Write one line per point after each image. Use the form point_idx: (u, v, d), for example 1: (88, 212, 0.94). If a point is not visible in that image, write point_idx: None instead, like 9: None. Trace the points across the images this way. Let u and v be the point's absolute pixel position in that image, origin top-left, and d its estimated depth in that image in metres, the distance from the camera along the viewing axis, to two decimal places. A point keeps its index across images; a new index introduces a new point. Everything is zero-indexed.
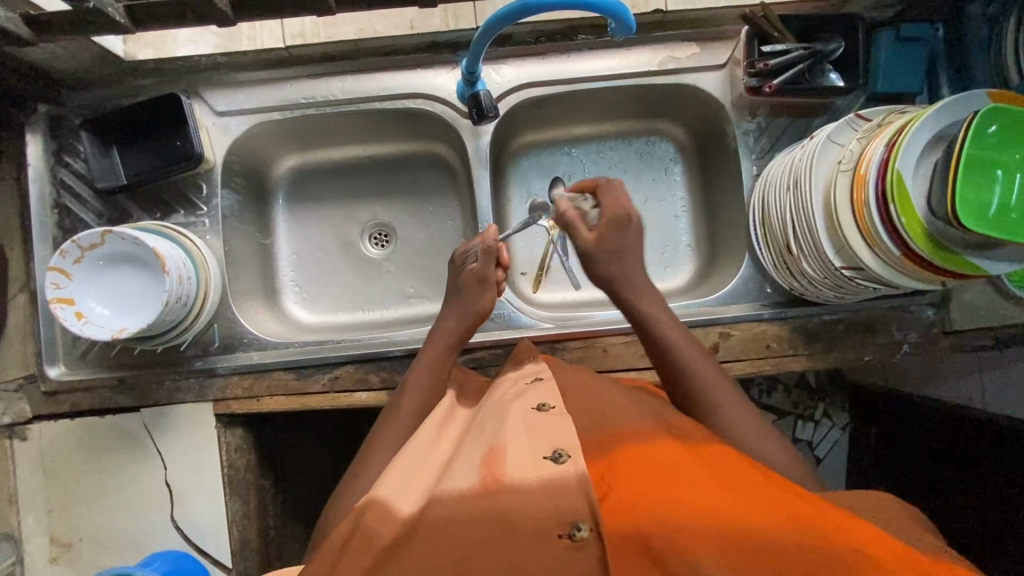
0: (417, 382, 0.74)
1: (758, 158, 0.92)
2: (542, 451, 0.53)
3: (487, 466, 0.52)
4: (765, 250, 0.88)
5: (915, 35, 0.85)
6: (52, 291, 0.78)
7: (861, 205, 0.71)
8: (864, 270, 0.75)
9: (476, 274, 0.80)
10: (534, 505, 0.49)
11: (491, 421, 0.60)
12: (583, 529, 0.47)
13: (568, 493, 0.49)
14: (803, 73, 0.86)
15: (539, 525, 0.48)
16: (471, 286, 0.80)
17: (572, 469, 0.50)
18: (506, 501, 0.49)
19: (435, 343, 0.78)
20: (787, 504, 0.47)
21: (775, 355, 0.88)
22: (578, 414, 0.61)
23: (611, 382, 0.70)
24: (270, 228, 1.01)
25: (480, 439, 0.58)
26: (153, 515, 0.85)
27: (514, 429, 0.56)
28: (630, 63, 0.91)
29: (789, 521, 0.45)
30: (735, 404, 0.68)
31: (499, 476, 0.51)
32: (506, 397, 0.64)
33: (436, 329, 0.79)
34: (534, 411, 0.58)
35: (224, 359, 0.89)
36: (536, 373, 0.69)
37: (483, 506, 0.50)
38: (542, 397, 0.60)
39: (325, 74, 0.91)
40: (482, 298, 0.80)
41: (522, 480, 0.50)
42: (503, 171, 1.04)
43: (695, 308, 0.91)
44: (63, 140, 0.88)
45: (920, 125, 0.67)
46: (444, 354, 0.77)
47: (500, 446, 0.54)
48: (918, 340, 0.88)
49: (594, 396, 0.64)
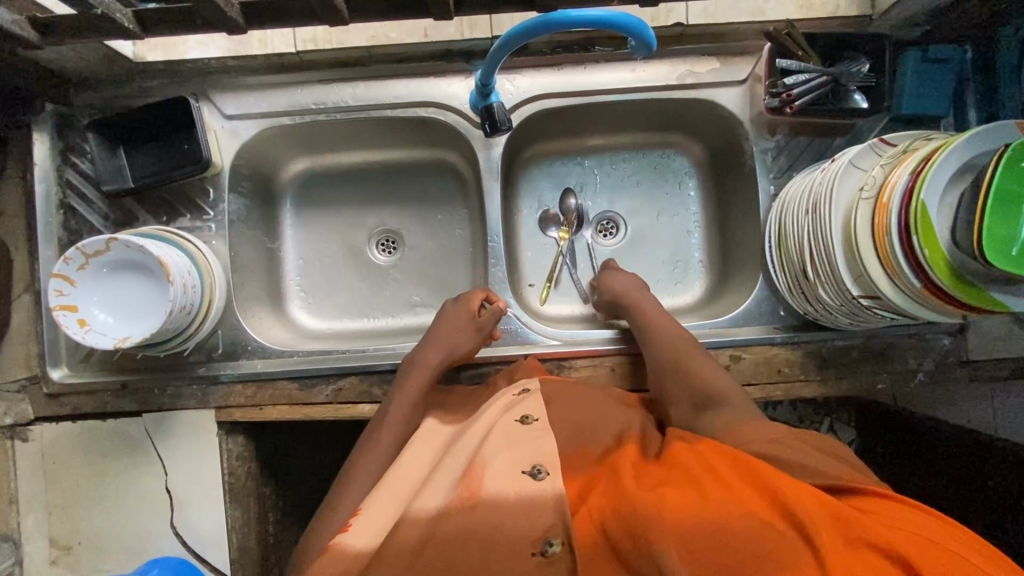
0: (400, 403, 0.74)
1: (776, 177, 0.89)
2: (520, 465, 0.55)
3: (465, 484, 0.53)
4: (780, 272, 0.86)
5: (942, 57, 0.82)
6: (54, 298, 0.76)
7: (883, 233, 0.69)
8: (881, 298, 0.74)
9: (473, 317, 0.82)
10: (511, 524, 0.49)
11: (473, 437, 0.62)
12: (555, 545, 0.48)
13: (543, 511, 0.50)
14: (826, 93, 0.84)
15: (515, 541, 0.48)
16: (463, 328, 0.81)
17: (550, 486, 0.52)
18: (483, 516, 0.50)
19: (420, 370, 0.77)
20: (740, 494, 0.49)
21: (786, 380, 0.87)
22: (565, 427, 0.61)
23: (593, 390, 0.71)
24: (278, 232, 1.00)
25: (460, 456, 0.59)
26: (152, 522, 0.85)
27: (493, 446, 0.57)
28: (647, 76, 0.89)
29: (743, 516, 0.46)
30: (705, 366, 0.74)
31: (476, 491, 0.52)
32: (494, 411, 0.65)
33: (420, 357, 0.79)
34: (515, 426, 0.60)
35: (227, 367, 0.88)
36: (522, 384, 0.72)
37: (461, 521, 0.50)
38: (525, 410, 0.63)
39: (336, 81, 0.89)
40: (469, 342, 0.81)
41: (500, 495, 0.51)
42: (515, 181, 1.02)
43: (706, 329, 0.89)
44: (70, 140, 0.87)
45: (948, 154, 0.65)
46: (427, 383, 0.76)
47: (480, 462, 0.55)
48: (934, 369, 0.86)
49: (582, 408, 0.65)
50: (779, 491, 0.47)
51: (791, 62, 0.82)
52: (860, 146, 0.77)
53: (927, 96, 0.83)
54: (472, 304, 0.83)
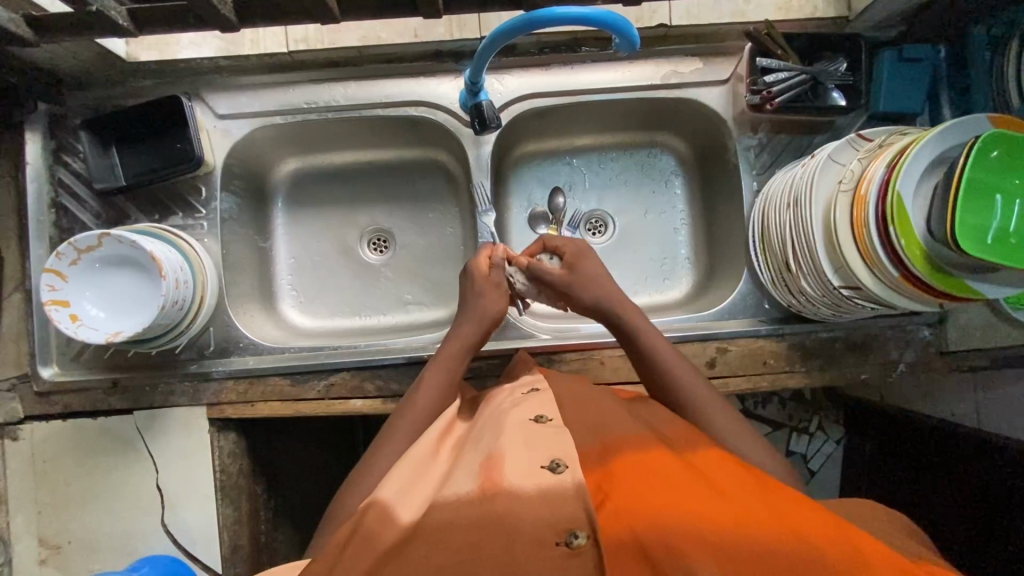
0: (432, 378, 0.75)
1: (759, 174, 0.92)
2: (539, 460, 0.54)
3: (485, 474, 0.53)
4: (764, 267, 0.88)
5: (916, 56, 0.85)
6: (46, 293, 0.77)
7: (861, 226, 0.71)
8: (862, 289, 0.75)
9: (490, 279, 0.82)
10: (532, 514, 0.50)
11: (489, 431, 0.61)
12: (580, 536, 0.48)
13: (566, 502, 0.50)
14: (806, 90, 0.86)
15: (538, 533, 0.49)
16: (487, 289, 0.82)
17: (570, 478, 0.52)
18: (506, 507, 0.50)
19: (454, 340, 0.79)
20: (782, 511, 0.49)
21: (772, 372, 0.88)
22: (576, 426, 0.64)
23: (612, 395, 0.71)
24: (270, 231, 1.01)
25: (479, 448, 0.59)
26: (143, 520, 0.85)
27: (511, 438, 0.57)
28: (633, 76, 0.91)
29: (781, 533, 0.46)
30: (676, 359, 0.75)
31: (498, 482, 0.52)
32: (503, 406, 0.65)
33: (453, 330, 0.80)
34: (532, 423, 0.59)
35: (219, 364, 0.88)
36: (532, 383, 0.71)
37: (482, 511, 0.51)
38: (540, 410, 0.62)
39: (329, 80, 0.90)
40: (495, 302, 0.81)
41: (521, 487, 0.51)
42: (504, 180, 1.03)
43: (692, 322, 0.91)
44: (62, 140, 0.88)
45: (921, 148, 0.68)
46: (459, 355, 0.77)
47: (498, 453, 0.55)
48: (915, 359, 0.88)
49: (595, 412, 0.65)
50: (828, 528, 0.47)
51: (771, 61, 0.85)
52: (838, 142, 0.80)
53: (903, 95, 0.86)
54: (484, 264, 0.83)
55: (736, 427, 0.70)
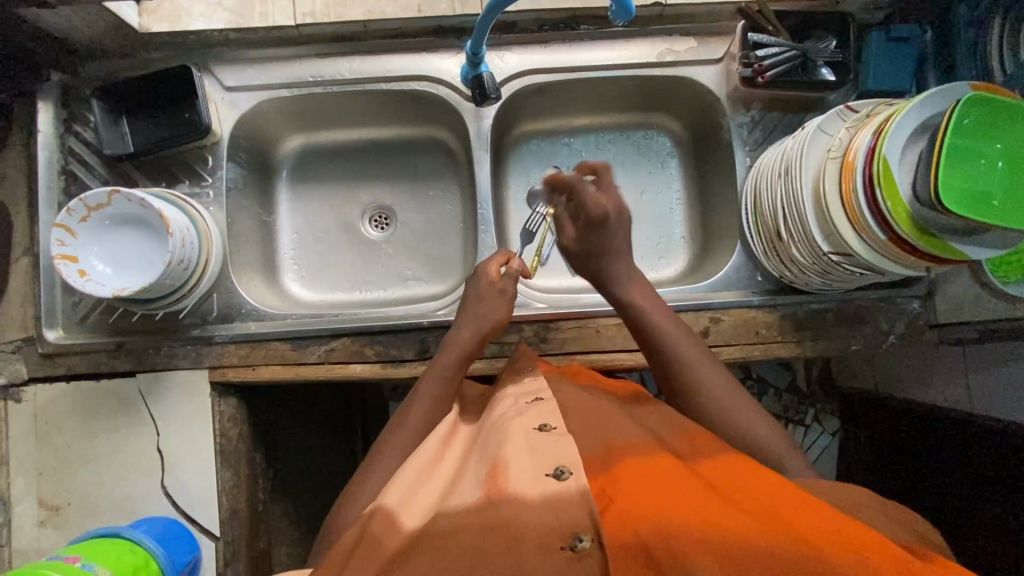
0: (430, 384, 0.75)
1: (751, 150, 0.94)
2: (543, 468, 0.55)
3: (491, 481, 0.55)
4: (756, 237, 0.90)
5: (903, 35, 0.88)
6: (55, 248, 0.78)
7: (850, 194, 0.73)
8: (852, 255, 0.77)
9: (495, 286, 0.82)
10: (537, 519, 0.51)
11: (494, 437, 0.61)
12: (584, 540, 0.49)
13: (570, 508, 0.51)
14: (796, 66, 0.88)
15: (542, 538, 0.50)
16: (488, 295, 0.81)
17: (574, 484, 0.53)
18: (511, 512, 0.51)
19: (453, 347, 0.78)
20: (784, 513, 0.49)
21: (764, 341, 0.90)
22: (581, 428, 0.63)
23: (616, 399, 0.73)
24: (273, 205, 1.03)
25: (485, 455, 0.60)
26: (144, 482, 0.86)
27: (515, 445, 0.58)
28: (631, 53, 0.94)
29: (784, 537, 0.46)
30: (688, 341, 0.74)
31: (503, 488, 0.53)
32: (507, 414, 0.64)
33: (451, 336, 0.80)
34: (536, 431, 0.60)
35: (222, 328, 0.90)
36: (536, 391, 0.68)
37: (488, 514, 0.52)
38: (545, 417, 0.62)
39: (335, 55, 0.93)
40: (497, 308, 0.81)
41: (526, 494, 0.53)
42: (504, 158, 1.06)
43: (685, 293, 0.93)
44: (74, 110, 0.90)
45: (904, 115, 0.70)
46: (457, 363, 0.77)
47: (503, 459, 0.56)
48: (905, 331, 0.90)
49: (597, 416, 0.66)
50: (828, 530, 0.46)
51: (763, 36, 0.87)
52: (827, 114, 0.82)
53: (890, 73, 0.89)
54: (490, 272, 0.83)
55: (747, 410, 0.71)
